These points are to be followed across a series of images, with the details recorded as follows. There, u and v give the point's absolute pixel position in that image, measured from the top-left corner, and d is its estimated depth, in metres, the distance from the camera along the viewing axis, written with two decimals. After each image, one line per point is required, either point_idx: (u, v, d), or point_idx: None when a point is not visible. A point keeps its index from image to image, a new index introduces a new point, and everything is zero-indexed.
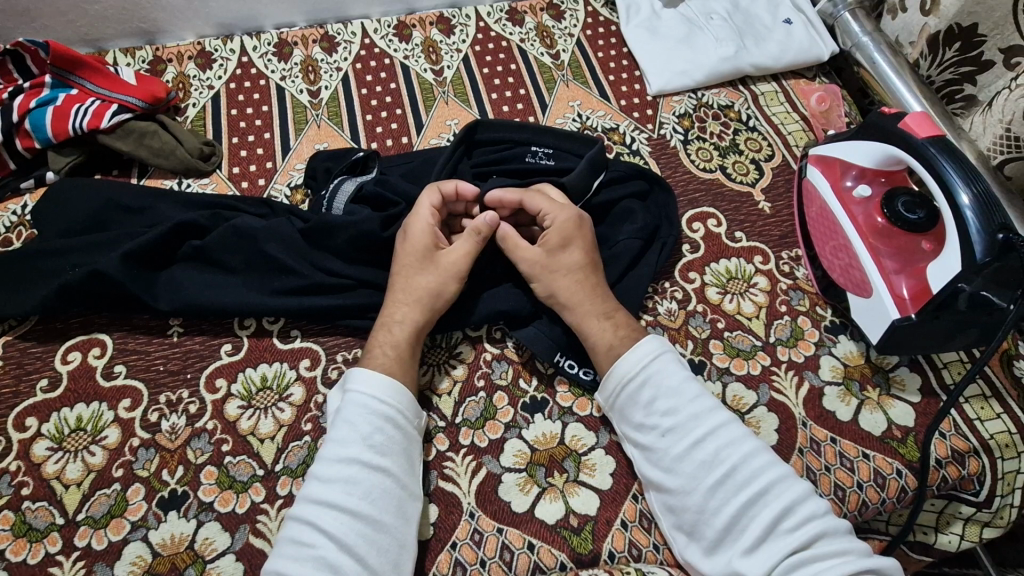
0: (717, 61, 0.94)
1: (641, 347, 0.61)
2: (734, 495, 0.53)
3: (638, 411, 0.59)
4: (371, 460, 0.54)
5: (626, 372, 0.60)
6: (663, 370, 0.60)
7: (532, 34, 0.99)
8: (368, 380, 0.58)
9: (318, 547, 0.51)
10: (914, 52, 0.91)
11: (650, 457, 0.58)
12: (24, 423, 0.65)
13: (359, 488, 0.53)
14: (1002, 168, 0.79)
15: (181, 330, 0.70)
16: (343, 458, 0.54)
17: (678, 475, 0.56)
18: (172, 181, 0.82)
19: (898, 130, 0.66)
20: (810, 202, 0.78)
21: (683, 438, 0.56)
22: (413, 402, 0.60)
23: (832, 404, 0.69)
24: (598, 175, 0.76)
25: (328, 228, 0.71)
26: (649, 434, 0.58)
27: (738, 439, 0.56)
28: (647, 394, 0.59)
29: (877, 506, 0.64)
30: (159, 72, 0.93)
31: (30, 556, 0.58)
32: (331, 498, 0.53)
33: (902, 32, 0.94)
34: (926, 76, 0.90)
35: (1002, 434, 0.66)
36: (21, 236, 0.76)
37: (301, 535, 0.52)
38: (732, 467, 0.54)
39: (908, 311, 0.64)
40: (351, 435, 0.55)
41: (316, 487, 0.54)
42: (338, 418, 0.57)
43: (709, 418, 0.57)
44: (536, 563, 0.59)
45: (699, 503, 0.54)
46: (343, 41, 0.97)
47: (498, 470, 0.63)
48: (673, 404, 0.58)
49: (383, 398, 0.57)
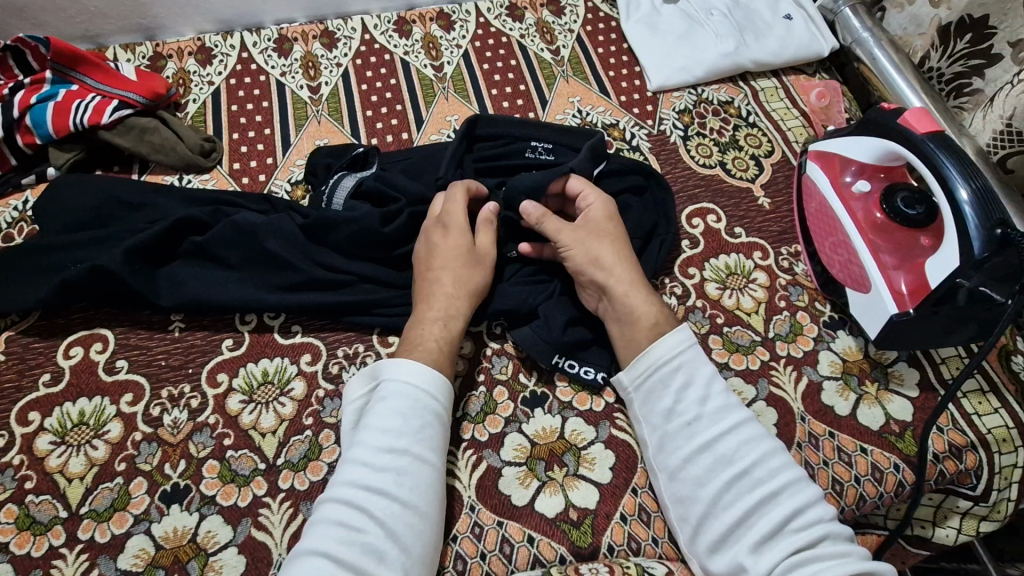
0: (717, 56, 0.94)
1: (675, 335, 0.61)
2: (748, 491, 0.54)
3: (665, 398, 0.59)
4: (419, 452, 0.55)
5: (659, 358, 0.60)
6: (694, 361, 0.60)
7: (532, 30, 0.99)
8: (415, 372, 0.58)
9: (367, 533, 0.50)
10: (925, 44, 0.90)
11: (666, 446, 0.59)
12: (27, 418, 0.65)
13: (410, 479, 0.54)
14: (1003, 163, 0.79)
15: (183, 326, 0.70)
16: (394, 449, 0.54)
17: (693, 467, 0.56)
18: (173, 177, 0.82)
19: (898, 127, 0.66)
20: (810, 198, 0.78)
21: (705, 430, 0.57)
22: (453, 397, 0.61)
23: (831, 399, 0.69)
24: (599, 163, 0.76)
25: (329, 225, 0.72)
26: (672, 421, 0.58)
27: (756, 437, 0.57)
28: (677, 381, 0.59)
29: (875, 500, 0.64)
30: (159, 67, 0.93)
31: (33, 549, 0.58)
32: (381, 485, 0.53)
33: (911, 24, 0.94)
34: (936, 69, 0.89)
35: (999, 429, 0.67)
36: (22, 232, 0.77)
37: (349, 519, 0.51)
38: (749, 464, 0.55)
39: (906, 306, 0.65)
40: (404, 426, 0.55)
41: (362, 471, 0.53)
42: (380, 406, 0.57)
43: (730, 415, 0.58)
44: (536, 556, 0.59)
45: (711, 496, 0.55)
46: (343, 36, 0.97)
47: (498, 463, 0.64)
48: (702, 394, 0.58)
49: (432, 392, 0.58)
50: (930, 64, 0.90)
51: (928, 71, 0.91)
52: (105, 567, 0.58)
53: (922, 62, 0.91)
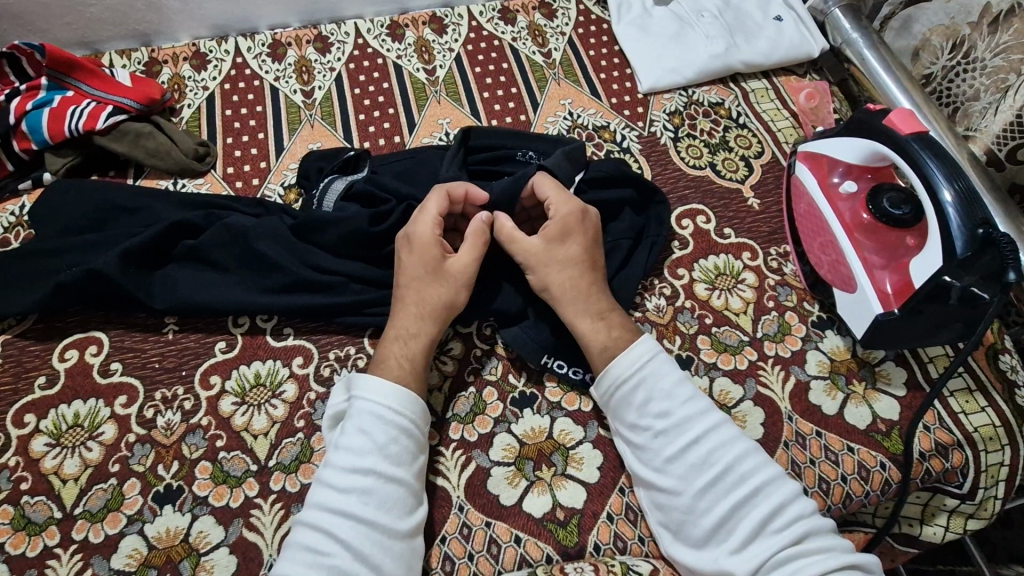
0: (707, 58, 0.95)
1: (636, 348, 0.62)
2: (724, 496, 0.54)
3: (633, 411, 0.60)
4: (385, 470, 0.56)
5: (622, 372, 0.61)
6: (659, 371, 0.61)
7: (524, 33, 1.00)
8: (376, 390, 0.59)
9: (334, 556, 0.52)
10: (974, 33, 0.82)
11: (641, 456, 0.59)
12: (23, 419, 0.66)
13: (375, 498, 0.55)
14: (1014, 155, 0.77)
15: (177, 329, 0.71)
16: (358, 469, 0.55)
17: (668, 476, 0.57)
18: (168, 181, 0.83)
19: (883, 127, 0.67)
20: (798, 198, 0.78)
21: (676, 438, 0.57)
22: (424, 410, 0.61)
23: (818, 398, 0.70)
24: (580, 170, 0.76)
25: (318, 224, 0.73)
26: (643, 432, 0.59)
27: (729, 440, 0.57)
28: (643, 394, 0.60)
29: (862, 498, 0.65)
30: (155, 73, 0.94)
31: (29, 549, 0.59)
32: (346, 507, 0.54)
33: (957, 12, 0.85)
34: (979, 60, 0.82)
35: (986, 427, 0.67)
36: (19, 236, 0.78)
37: (315, 543, 0.53)
38: (723, 468, 0.55)
39: (891, 306, 0.65)
40: (367, 446, 0.56)
41: (328, 494, 0.55)
42: (347, 427, 0.58)
43: (701, 421, 0.58)
44: (523, 556, 0.60)
45: (688, 503, 0.55)
46: (337, 41, 0.98)
47: (487, 463, 0.64)
48: (669, 404, 0.59)
49: (396, 409, 0.59)
50: (974, 54, 0.83)
51: (971, 61, 0.83)
52: (99, 567, 0.59)
53: (967, 51, 0.84)
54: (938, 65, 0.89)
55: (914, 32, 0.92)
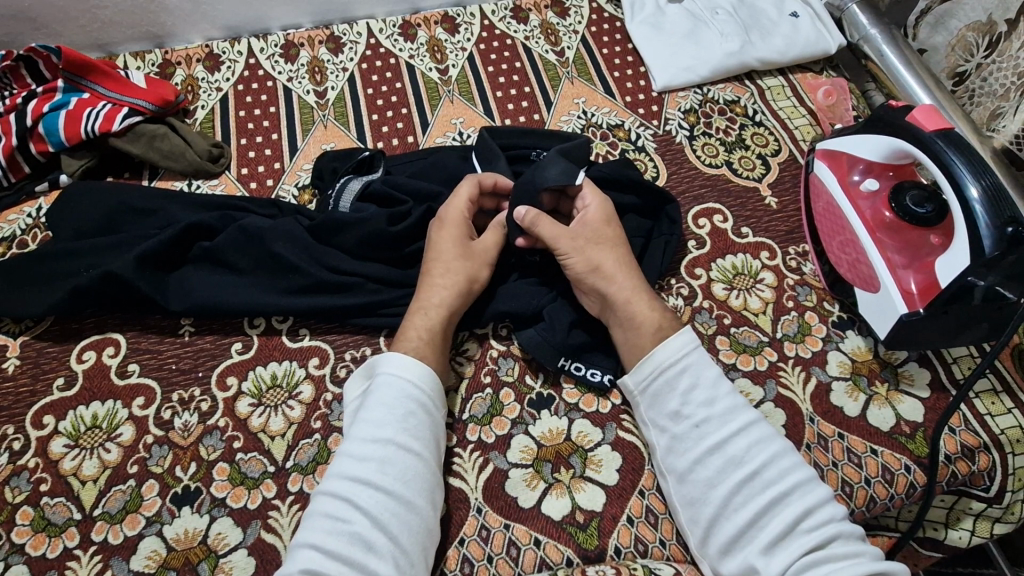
0: (723, 56, 0.94)
1: (678, 339, 0.61)
2: (760, 492, 0.53)
3: (671, 400, 0.59)
4: (403, 441, 0.55)
5: (663, 361, 0.60)
6: (699, 364, 0.60)
7: (536, 32, 0.99)
8: (399, 364, 0.59)
9: (352, 523, 0.51)
10: (1010, 31, 0.78)
11: (678, 446, 0.58)
12: (41, 421, 0.66)
13: (394, 468, 0.54)
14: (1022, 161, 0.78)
15: (193, 330, 0.71)
16: (377, 439, 0.55)
17: (705, 468, 0.56)
18: (182, 182, 0.83)
19: (906, 125, 0.65)
20: (818, 196, 0.77)
21: (714, 432, 0.56)
22: (439, 387, 0.61)
23: (840, 400, 0.69)
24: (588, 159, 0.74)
25: (336, 225, 0.72)
26: (679, 424, 0.58)
27: (766, 438, 0.56)
28: (682, 384, 0.59)
29: (886, 502, 0.64)
30: (169, 74, 0.94)
31: (49, 550, 0.60)
32: (364, 475, 0.53)
33: (995, 7, 0.80)
34: (1012, 57, 0.79)
35: (1012, 429, 0.66)
36: (36, 238, 0.78)
37: (336, 510, 0.52)
38: (760, 466, 0.54)
39: (916, 305, 0.64)
40: (387, 417, 0.56)
41: (349, 463, 0.54)
42: (369, 400, 0.58)
43: (740, 416, 0.57)
44: (542, 559, 0.59)
45: (722, 497, 0.54)
46: (349, 41, 0.98)
47: (505, 465, 0.64)
48: (710, 396, 0.58)
49: (417, 383, 0.59)
50: (1009, 53, 0.79)
51: (1004, 58, 0.80)
52: (118, 568, 0.59)
53: (1001, 49, 0.80)
54: (972, 62, 0.86)
55: (951, 29, 0.88)
